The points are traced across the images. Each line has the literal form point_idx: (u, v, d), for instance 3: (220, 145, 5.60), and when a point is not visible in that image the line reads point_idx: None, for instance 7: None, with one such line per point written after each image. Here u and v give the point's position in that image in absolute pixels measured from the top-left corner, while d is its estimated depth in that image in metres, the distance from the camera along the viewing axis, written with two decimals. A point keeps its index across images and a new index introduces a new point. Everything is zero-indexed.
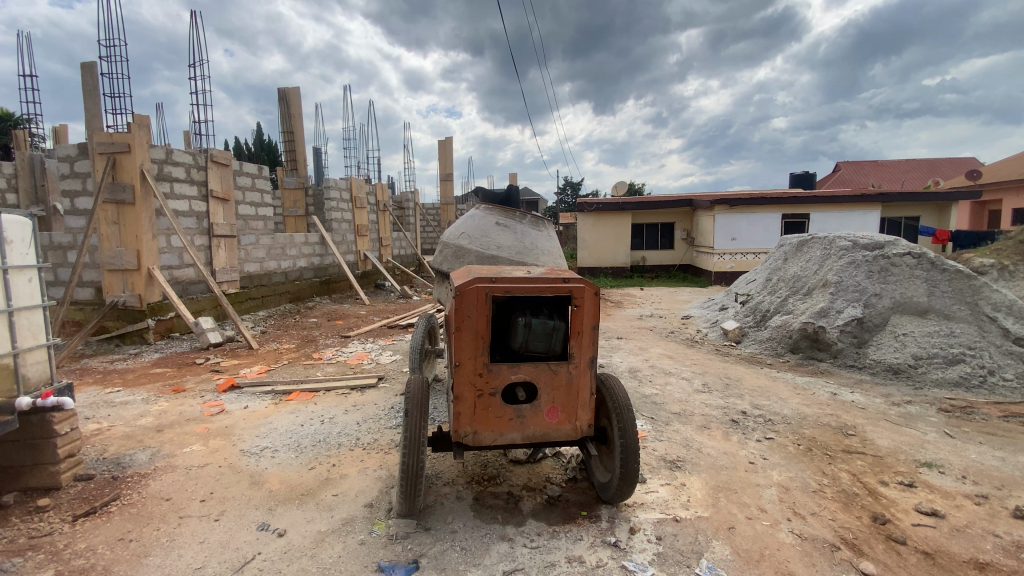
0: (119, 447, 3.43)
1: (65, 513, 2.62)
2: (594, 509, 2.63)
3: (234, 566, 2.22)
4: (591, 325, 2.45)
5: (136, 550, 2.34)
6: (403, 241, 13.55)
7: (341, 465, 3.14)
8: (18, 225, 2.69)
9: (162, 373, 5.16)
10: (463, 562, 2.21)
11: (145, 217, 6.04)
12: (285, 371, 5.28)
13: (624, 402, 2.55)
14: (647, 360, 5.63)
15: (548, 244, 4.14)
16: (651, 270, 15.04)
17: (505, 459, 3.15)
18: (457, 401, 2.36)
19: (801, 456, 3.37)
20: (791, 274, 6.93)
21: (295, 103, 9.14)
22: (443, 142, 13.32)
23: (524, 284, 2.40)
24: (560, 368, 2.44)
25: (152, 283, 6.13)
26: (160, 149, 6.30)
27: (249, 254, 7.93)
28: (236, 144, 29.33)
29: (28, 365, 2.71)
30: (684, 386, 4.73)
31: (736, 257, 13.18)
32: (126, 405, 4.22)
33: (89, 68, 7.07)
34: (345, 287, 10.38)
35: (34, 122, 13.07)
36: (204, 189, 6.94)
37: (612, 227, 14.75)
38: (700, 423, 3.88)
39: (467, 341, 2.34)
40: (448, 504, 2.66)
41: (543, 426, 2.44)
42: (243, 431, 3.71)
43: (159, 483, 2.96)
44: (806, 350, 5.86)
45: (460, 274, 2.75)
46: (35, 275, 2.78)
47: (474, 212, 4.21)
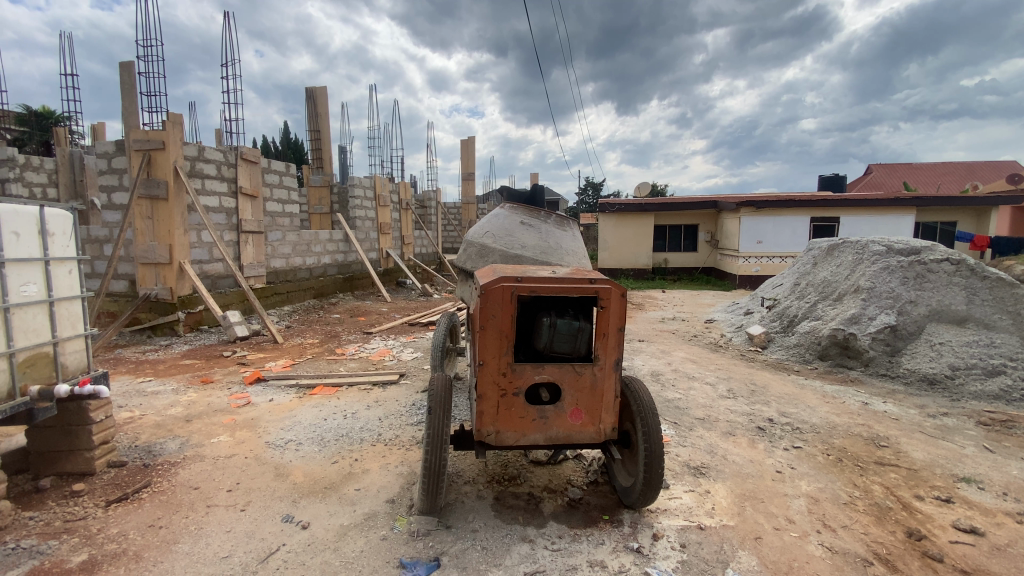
0: (150, 435, 3.53)
1: (99, 499, 2.71)
2: (616, 514, 2.60)
3: (260, 556, 2.25)
4: (617, 326, 2.41)
5: (165, 537, 2.39)
6: (425, 239, 13.65)
7: (364, 460, 3.17)
8: (60, 218, 2.77)
9: (190, 365, 5.29)
10: (484, 561, 2.20)
11: (178, 212, 6.22)
12: (309, 365, 5.36)
13: (649, 407, 2.51)
14: (669, 364, 5.54)
15: (572, 244, 4.10)
16: (673, 272, 14.85)
17: (525, 460, 3.13)
18: (480, 400, 2.35)
19: (831, 466, 3.27)
20: (820, 279, 6.74)
21: (321, 101, 9.26)
22: (466, 142, 13.38)
23: (550, 284, 2.38)
24: (585, 370, 2.41)
25: (182, 277, 6.31)
26: (193, 147, 6.47)
27: (274, 251, 8.09)
28: (264, 142, 30.08)
29: (67, 353, 2.81)
30: (708, 391, 4.63)
31: (762, 260, 12.90)
32: (157, 395, 4.34)
33: (126, 67, 7.30)
34: (368, 284, 10.50)
35: (75, 120, 13.70)
36: (234, 185, 7.10)
37: (634, 228, 14.59)
38: (725, 429, 3.80)
39: (491, 340, 2.33)
40: (469, 503, 2.66)
41: (566, 428, 2.41)
42: (268, 424, 3.78)
43: (188, 472, 3.03)
44: (836, 358, 5.68)
45: (485, 274, 2.75)
46: (76, 266, 2.89)
47: (498, 212, 4.17)
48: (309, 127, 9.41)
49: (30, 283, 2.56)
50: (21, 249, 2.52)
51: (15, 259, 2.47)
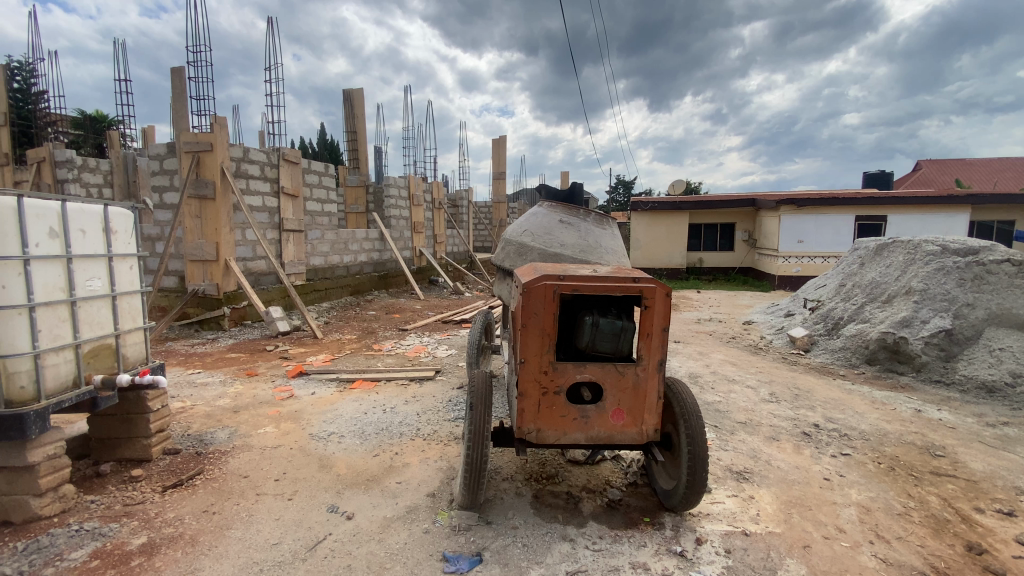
0: (201, 425, 3.69)
1: (156, 484, 2.85)
2: (657, 517, 2.56)
3: (308, 544, 2.32)
4: (661, 326, 2.37)
5: (219, 523, 2.50)
6: (457, 238, 13.77)
7: (404, 454, 3.23)
8: (123, 217, 2.93)
9: (236, 358, 5.50)
10: (526, 559, 2.21)
11: (224, 211, 6.47)
12: (348, 360, 5.49)
13: (693, 409, 2.47)
14: (707, 366, 5.42)
15: (611, 243, 4.06)
16: (709, 272, 14.52)
17: (563, 459, 3.13)
18: (521, 397, 2.35)
19: (883, 475, 3.13)
20: (868, 280, 6.47)
21: (358, 102, 9.44)
22: (498, 141, 13.42)
23: (593, 283, 2.36)
24: (628, 370, 2.38)
25: (228, 273, 6.57)
26: (238, 149, 6.71)
27: (314, 249, 8.31)
28: (301, 144, 30.94)
29: (128, 345, 2.96)
30: (749, 395, 4.51)
31: (803, 260, 12.46)
32: (206, 387, 4.54)
33: (176, 72, 7.64)
34: (402, 282, 10.68)
35: (126, 124, 14.37)
36: (277, 185, 7.33)
37: (669, 227, 14.34)
38: (768, 434, 3.69)
39: (533, 338, 2.33)
40: (508, 500, 2.67)
41: (607, 428, 2.39)
42: (311, 416, 3.90)
43: (237, 461, 3.16)
44: (885, 362, 5.43)
45: (526, 272, 2.75)
46: (136, 263, 3.05)
47: (537, 210, 4.17)
48: (347, 128, 9.62)
49: (96, 278, 2.72)
50: (88, 246, 2.67)
51: (82, 255, 2.62)
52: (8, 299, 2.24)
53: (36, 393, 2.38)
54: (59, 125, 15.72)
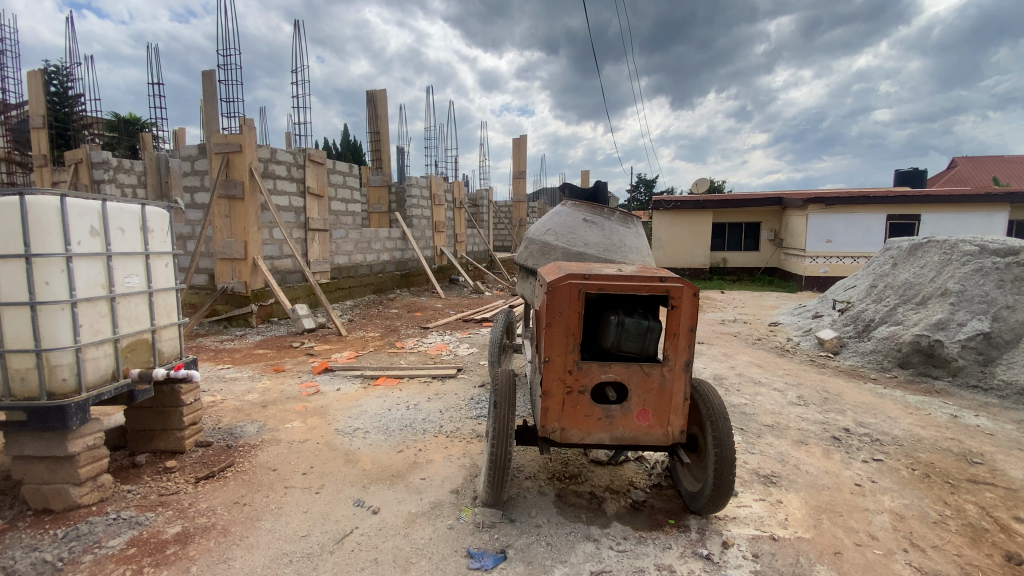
0: (231, 419, 3.79)
1: (189, 476, 2.94)
2: (682, 519, 2.54)
3: (335, 537, 2.36)
4: (688, 326, 2.35)
5: (249, 514, 2.57)
6: (477, 237, 13.82)
7: (427, 450, 3.26)
8: (159, 216, 3.03)
9: (264, 354, 5.64)
10: (550, 557, 2.21)
11: (252, 211, 6.63)
12: (372, 357, 5.57)
13: (720, 411, 2.43)
14: (732, 367, 5.34)
15: (636, 242, 4.02)
16: (733, 272, 14.28)
17: (586, 459, 3.12)
18: (546, 396, 2.36)
19: (916, 482, 3.04)
20: (901, 281, 6.28)
21: (381, 103, 9.55)
22: (519, 140, 13.43)
23: (619, 282, 2.35)
24: (654, 370, 2.36)
25: (256, 271, 6.73)
26: (266, 150, 6.86)
27: (339, 248, 8.45)
28: (325, 144, 31.49)
29: (163, 340, 3.06)
30: (776, 397, 4.43)
31: (831, 260, 12.15)
32: (236, 381, 4.67)
33: (208, 75, 7.86)
34: (423, 281, 10.78)
35: (158, 126, 14.82)
36: (303, 186, 7.48)
37: (692, 226, 14.14)
38: (796, 437, 3.62)
39: (558, 337, 2.33)
40: (531, 498, 2.68)
41: (632, 428, 2.38)
42: (337, 411, 3.97)
43: (266, 455, 3.24)
44: (918, 366, 5.25)
45: (550, 271, 2.75)
46: (171, 260, 3.15)
47: (561, 209, 4.16)
48: (370, 128, 9.74)
49: (133, 275, 2.82)
50: (126, 244, 2.77)
51: (121, 253, 2.72)
52: (51, 295, 2.34)
53: (77, 385, 2.47)
54: (94, 128, 16.27)
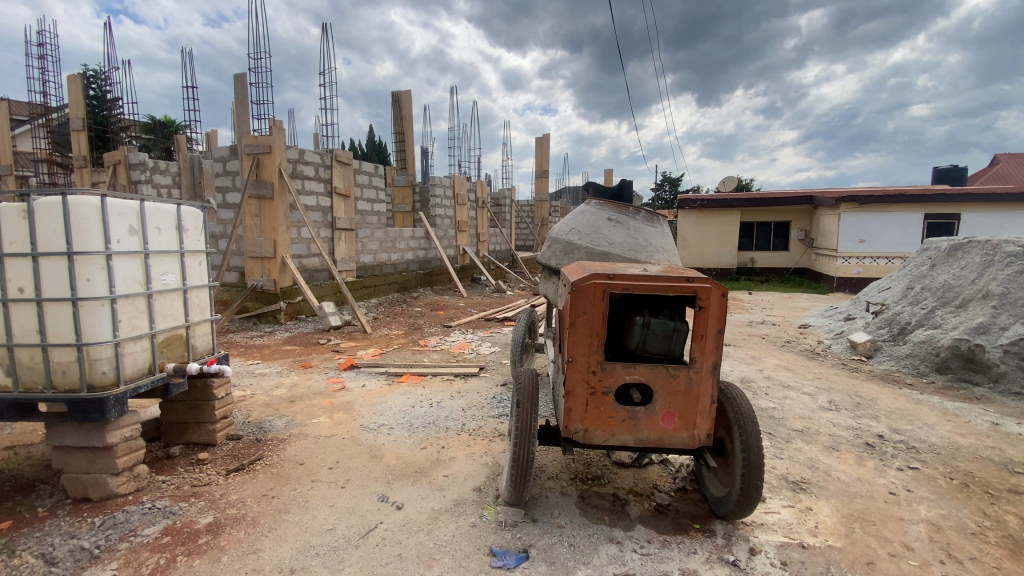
0: (261, 413, 3.90)
1: (220, 468, 3.03)
2: (707, 524, 2.49)
3: (360, 532, 2.40)
4: (715, 328, 2.30)
5: (278, 507, 2.63)
6: (499, 236, 13.84)
7: (450, 448, 3.29)
8: (193, 216, 3.13)
9: (291, 351, 5.76)
10: (573, 558, 2.21)
11: (282, 210, 6.78)
12: (396, 355, 5.65)
13: (748, 414, 2.38)
14: (760, 370, 5.23)
15: (662, 241, 3.96)
16: (760, 273, 13.97)
17: (609, 461, 3.09)
18: (569, 396, 2.34)
19: (955, 491, 2.91)
20: (939, 283, 6.04)
21: (406, 103, 9.65)
22: (542, 139, 13.40)
23: (644, 282, 2.32)
24: (680, 373, 2.33)
25: (284, 270, 6.89)
26: (295, 151, 7.00)
27: (364, 247, 8.58)
28: (351, 145, 32.02)
29: (197, 335, 3.17)
30: (806, 402, 4.31)
31: (865, 261, 11.76)
32: (265, 377, 4.79)
33: (239, 79, 8.08)
34: (446, 280, 10.86)
35: (192, 129, 15.28)
36: (330, 186, 7.61)
37: (718, 226, 13.87)
38: (827, 443, 3.52)
39: (581, 337, 2.31)
40: (553, 499, 2.67)
41: (657, 431, 2.35)
42: (362, 407, 4.04)
43: (294, 449, 3.31)
44: (958, 372, 5.03)
45: (574, 270, 2.74)
46: (204, 258, 3.25)
47: (585, 208, 4.14)
48: (395, 129, 9.85)
49: (169, 273, 2.92)
50: (162, 243, 2.86)
51: (157, 251, 2.81)
52: (91, 292, 2.44)
53: (115, 378, 2.57)
54: (132, 130, 16.87)
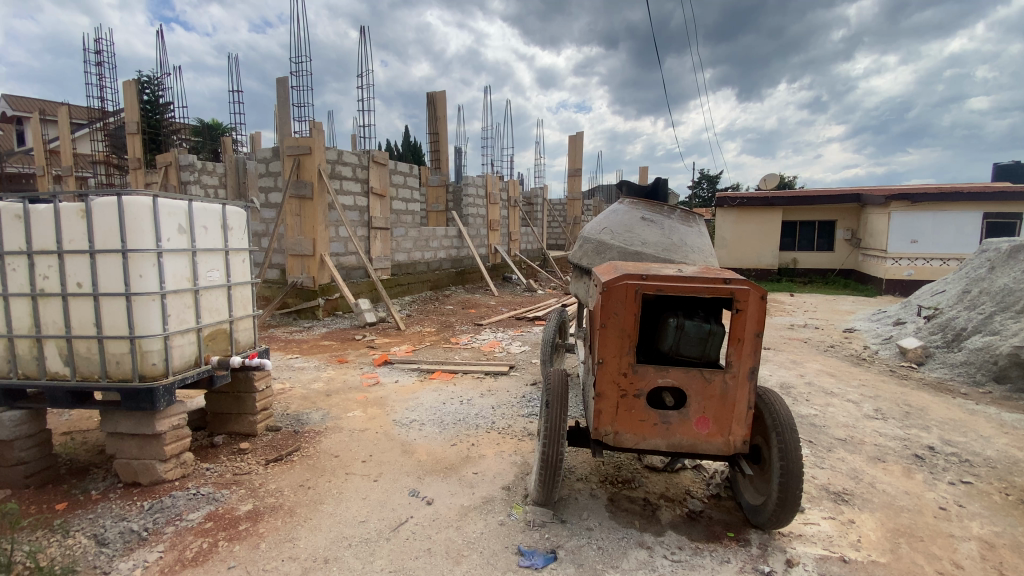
0: (299, 405, 4.03)
1: (260, 458, 3.15)
2: (742, 533, 2.42)
3: (391, 525, 2.45)
4: (753, 332, 2.24)
5: (313, 497, 2.71)
6: (531, 235, 13.82)
7: (479, 445, 3.31)
8: (237, 215, 3.25)
9: (328, 346, 5.93)
10: (601, 561, 2.19)
11: (321, 209, 6.98)
12: (428, 351, 5.73)
13: (787, 421, 2.30)
14: (801, 375, 5.04)
15: (698, 241, 3.87)
16: (803, 274, 13.47)
17: (640, 465, 3.05)
18: (599, 398, 2.32)
19: (1013, 509, 2.73)
20: (999, 286, 5.68)
21: (441, 103, 9.75)
22: (576, 137, 13.29)
23: (678, 284, 2.27)
24: (715, 377, 2.27)
25: (323, 267, 7.10)
26: (333, 152, 7.19)
27: (398, 246, 8.74)
28: (387, 146, 32.67)
29: (240, 330, 3.30)
30: (850, 410, 4.13)
31: (917, 262, 11.15)
32: (304, 370, 4.96)
33: (282, 82, 8.36)
34: (478, 279, 10.94)
35: (237, 132, 15.91)
36: (366, 186, 7.79)
37: (758, 225, 13.43)
38: (872, 453, 3.35)
39: (612, 338, 2.28)
40: (582, 500, 2.66)
41: (690, 436, 2.30)
42: (395, 403, 4.12)
43: (329, 441, 3.41)
44: (1018, 382, 4.69)
45: (605, 271, 2.71)
46: (248, 256, 3.37)
47: (618, 207, 4.08)
48: (429, 129, 9.97)
49: (215, 270, 3.05)
50: (208, 241, 3.00)
51: (204, 249, 2.94)
52: (143, 287, 2.57)
53: (165, 370, 2.70)
54: (182, 133, 17.70)
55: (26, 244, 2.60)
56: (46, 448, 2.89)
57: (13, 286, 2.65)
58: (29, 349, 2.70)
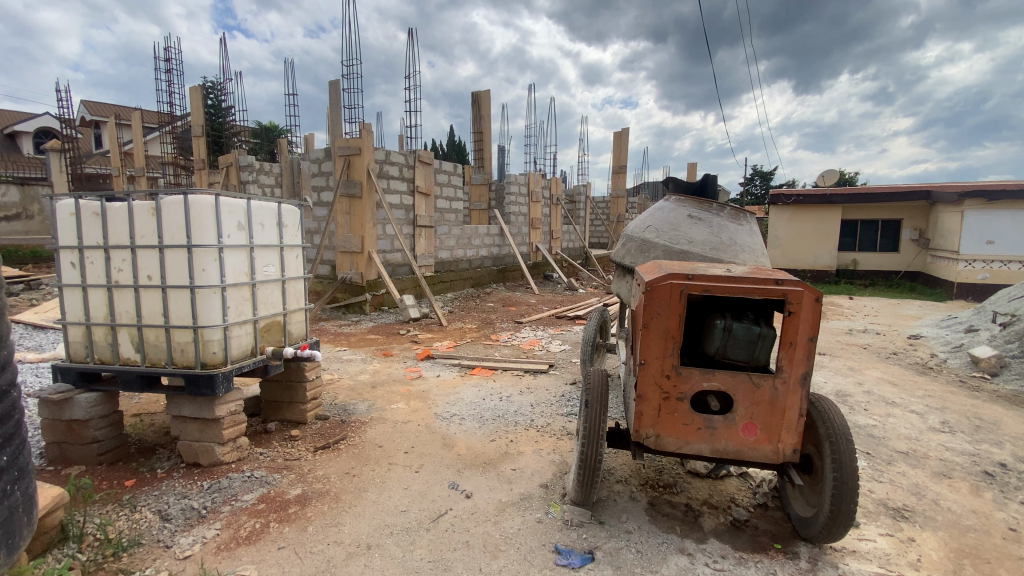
0: (346, 396, 4.18)
1: (309, 445, 3.30)
2: (790, 545, 2.33)
3: (431, 516, 2.51)
4: (807, 335, 2.14)
5: (358, 485, 2.81)
6: (574, 234, 13.72)
7: (518, 442, 3.33)
8: (292, 213, 3.40)
9: (374, 339, 6.12)
10: (640, 565, 2.15)
11: (369, 208, 7.19)
12: (469, 348, 5.81)
13: (842, 431, 2.19)
14: (859, 383, 4.76)
15: (748, 240, 3.72)
16: (863, 276, 12.71)
17: (682, 470, 2.97)
18: (640, 400, 2.27)
19: None
20: None
21: (485, 103, 9.82)
22: (622, 134, 13.07)
23: (726, 284, 2.20)
24: (765, 382, 2.18)
25: (370, 264, 7.32)
26: (382, 152, 7.39)
27: (442, 243, 8.89)
28: (433, 145, 33.30)
29: (293, 323, 3.46)
30: (912, 421, 3.86)
31: (993, 265, 10.23)
32: (351, 362, 5.14)
33: (334, 85, 8.66)
34: (519, 277, 10.98)
35: (292, 134, 16.64)
36: (412, 185, 7.96)
37: (815, 224, 12.76)
38: (936, 469, 3.13)
39: (655, 339, 2.23)
40: (621, 503, 2.62)
41: (737, 442, 2.22)
42: (437, 397, 4.20)
43: (373, 432, 3.52)
44: None
45: (649, 270, 2.66)
46: (301, 252, 3.53)
47: (664, 205, 4.00)
48: (474, 128, 10.07)
49: (271, 265, 3.20)
50: (265, 238, 3.15)
51: (261, 245, 3.10)
52: (206, 280, 2.75)
53: (224, 358, 2.87)
54: (242, 136, 18.68)
55: (103, 240, 2.82)
56: (117, 428, 3.14)
57: (91, 278, 2.88)
58: (104, 336, 2.93)
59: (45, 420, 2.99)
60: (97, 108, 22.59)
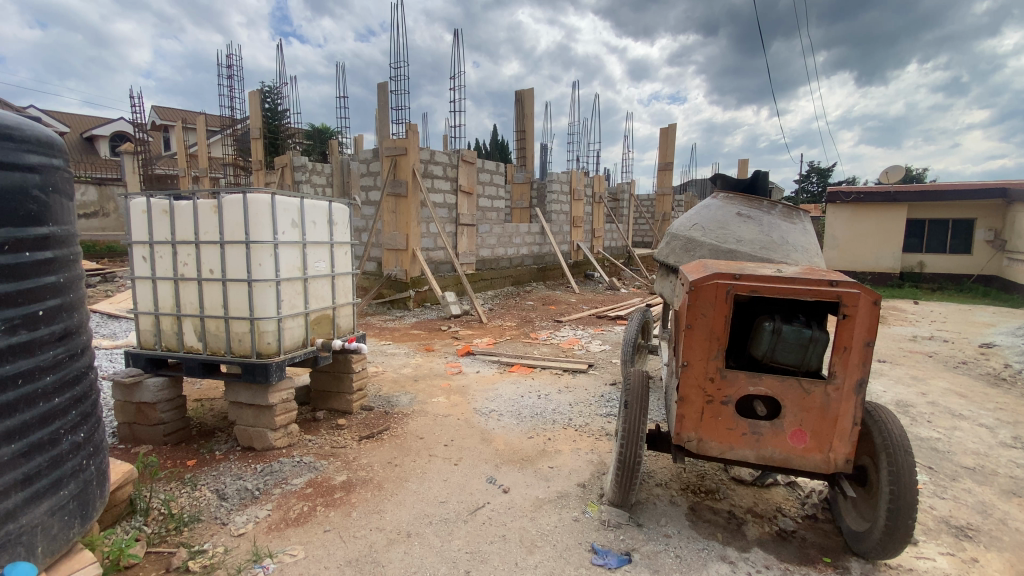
0: (389, 388, 4.31)
1: (354, 434, 3.42)
2: (840, 559, 2.22)
3: (469, 508, 2.55)
4: (862, 340, 2.03)
5: (399, 474, 2.90)
6: (616, 233, 13.53)
7: (556, 441, 3.33)
8: (341, 211, 3.53)
9: (417, 335, 6.26)
10: (678, 570, 2.12)
11: (414, 206, 7.35)
12: (509, 345, 5.84)
13: (900, 441, 2.07)
14: (922, 393, 4.46)
15: (802, 239, 3.56)
16: (930, 279, 11.87)
17: (726, 476, 2.89)
18: (683, 402, 2.23)
19: None
20: None
21: (528, 101, 9.83)
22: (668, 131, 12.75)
23: (776, 284, 2.12)
24: (816, 388, 2.09)
25: (414, 261, 7.49)
26: (426, 152, 7.54)
27: (483, 241, 8.98)
28: (477, 145, 33.68)
29: (341, 316, 3.59)
30: (981, 436, 3.59)
31: None
32: (395, 356, 5.29)
33: (382, 87, 8.91)
34: (559, 275, 10.94)
35: (343, 135, 17.22)
36: (455, 184, 8.09)
37: (876, 224, 12.03)
38: (1008, 487, 2.89)
39: (699, 341, 2.18)
40: (661, 506, 2.58)
41: (784, 450, 2.14)
42: (476, 392, 4.26)
43: (414, 424, 3.61)
44: None
45: (694, 269, 2.59)
46: (349, 249, 3.66)
47: (711, 203, 3.88)
48: (517, 127, 10.10)
49: (322, 261, 3.34)
50: (317, 235, 3.29)
51: (313, 242, 3.24)
52: (262, 274, 2.90)
53: (277, 348, 3.03)
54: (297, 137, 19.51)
55: (171, 236, 3.03)
56: (181, 411, 3.36)
57: (160, 271, 3.09)
58: (171, 325, 3.14)
59: (119, 402, 3.25)
60: (166, 113, 24.17)
